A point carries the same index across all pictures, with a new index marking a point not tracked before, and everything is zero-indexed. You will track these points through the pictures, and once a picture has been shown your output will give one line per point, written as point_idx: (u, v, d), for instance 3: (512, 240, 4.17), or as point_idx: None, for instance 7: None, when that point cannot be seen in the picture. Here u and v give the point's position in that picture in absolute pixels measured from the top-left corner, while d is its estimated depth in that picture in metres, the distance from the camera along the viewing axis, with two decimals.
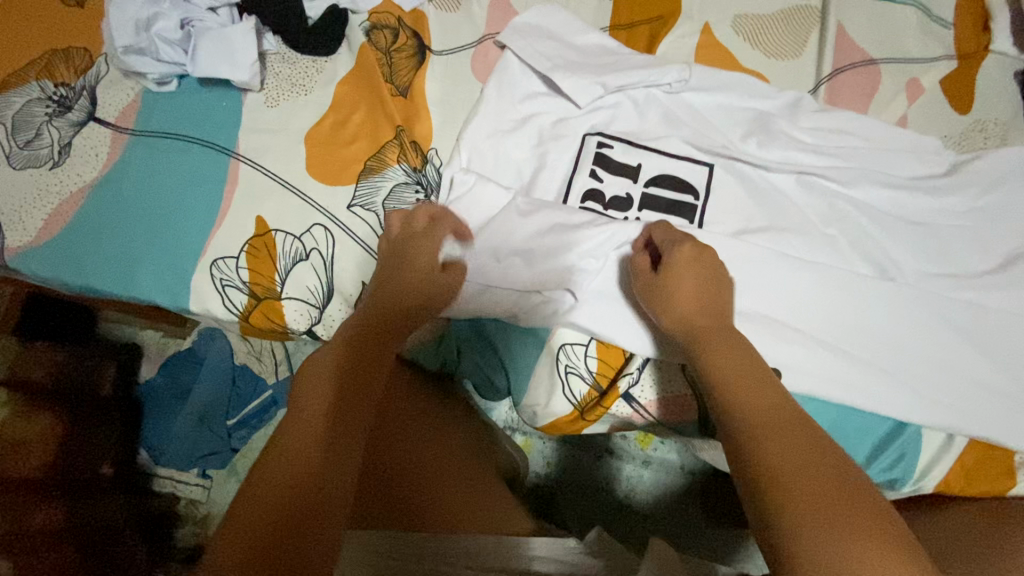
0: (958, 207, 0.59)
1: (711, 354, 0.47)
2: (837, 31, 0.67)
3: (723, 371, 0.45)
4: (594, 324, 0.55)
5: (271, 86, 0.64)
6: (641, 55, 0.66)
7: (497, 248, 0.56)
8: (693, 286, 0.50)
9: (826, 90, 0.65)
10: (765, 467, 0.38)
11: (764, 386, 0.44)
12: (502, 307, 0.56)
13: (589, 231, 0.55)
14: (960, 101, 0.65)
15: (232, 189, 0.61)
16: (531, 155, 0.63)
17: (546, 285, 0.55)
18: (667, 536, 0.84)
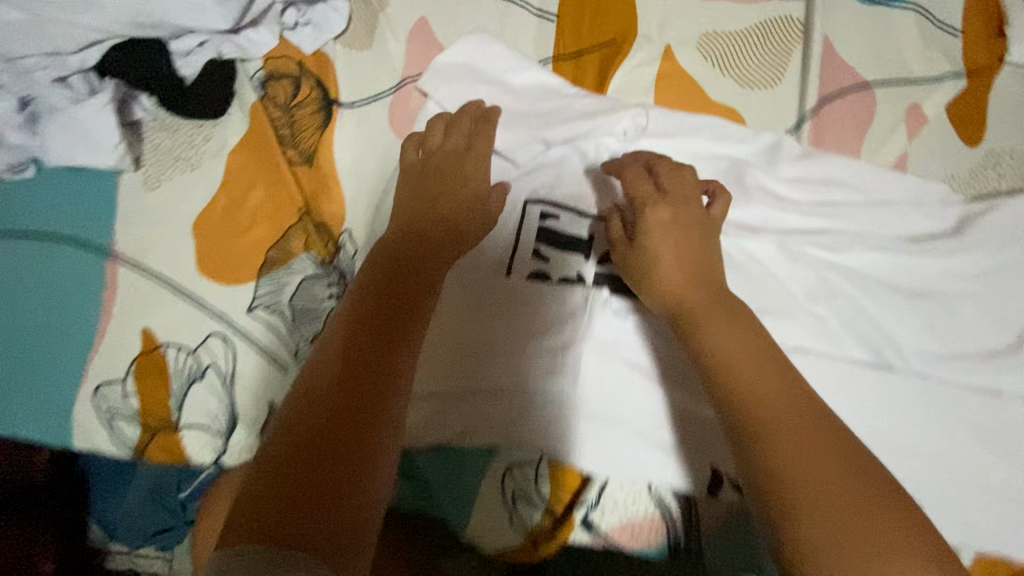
0: (964, 269, 0.50)
1: (711, 337, 0.41)
2: (823, 50, 0.56)
3: (724, 349, 0.40)
4: (547, 430, 0.47)
5: (149, 163, 0.54)
6: (589, 97, 0.55)
7: (444, 355, 0.49)
8: (683, 252, 0.46)
9: (810, 125, 0.55)
10: (776, 472, 0.34)
11: (771, 376, 0.39)
12: (451, 427, 0.47)
13: (544, 328, 0.49)
14: (969, 130, 0.55)
15: (112, 297, 0.51)
16: None
17: (505, 407, 0.47)
18: None
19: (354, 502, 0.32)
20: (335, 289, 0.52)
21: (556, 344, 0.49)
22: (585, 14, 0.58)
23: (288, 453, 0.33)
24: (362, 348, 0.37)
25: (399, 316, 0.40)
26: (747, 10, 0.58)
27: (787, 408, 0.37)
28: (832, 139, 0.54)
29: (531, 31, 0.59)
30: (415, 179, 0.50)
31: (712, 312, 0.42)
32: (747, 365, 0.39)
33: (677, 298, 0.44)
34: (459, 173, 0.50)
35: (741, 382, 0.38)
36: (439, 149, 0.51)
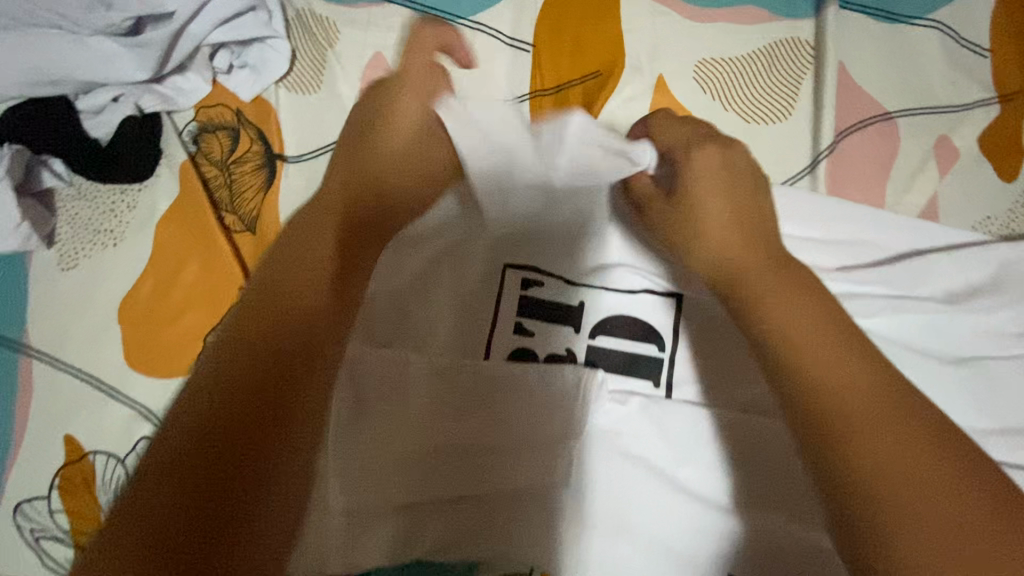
0: (1011, 329, 0.44)
1: (770, 305, 0.35)
2: (836, 77, 0.49)
3: (789, 319, 0.34)
4: (540, 544, 0.40)
5: (64, 238, 0.46)
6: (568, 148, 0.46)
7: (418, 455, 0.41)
8: (728, 208, 0.40)
9: (827, 165, 0.48)
10: (866, 469, 0.29)
11: (838, 343, 0.33)
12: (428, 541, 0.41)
13: (535, 413, 0.42)
14: (1005, 164, 0.48)
15: (26, 403, 0.44)
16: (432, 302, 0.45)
17: (491, 514, 0.41)
18: None
19: (265, 510, 0.26)
20: None
21: (549, 434, 0.42)
22: (563, 43, 0.51)
23: (184, 438, 0.26)
24: (270, 344, 0.30)
25: (329, 293, 0.34)
26: (747, 33, 0.51)
27: (871, 393, 0.31)
28: (851, 179, 0.47)
29: (504, 66, 0.51)
30: (354, 152, 0.44)
31: (774, 282, 0.36)
32: (808, 335, 0.33)
33: (731, 274, 0.38)
34: (411, 141, 0.45)
35: (815, 364, 0.32)
36: (388, 115, 0.45)
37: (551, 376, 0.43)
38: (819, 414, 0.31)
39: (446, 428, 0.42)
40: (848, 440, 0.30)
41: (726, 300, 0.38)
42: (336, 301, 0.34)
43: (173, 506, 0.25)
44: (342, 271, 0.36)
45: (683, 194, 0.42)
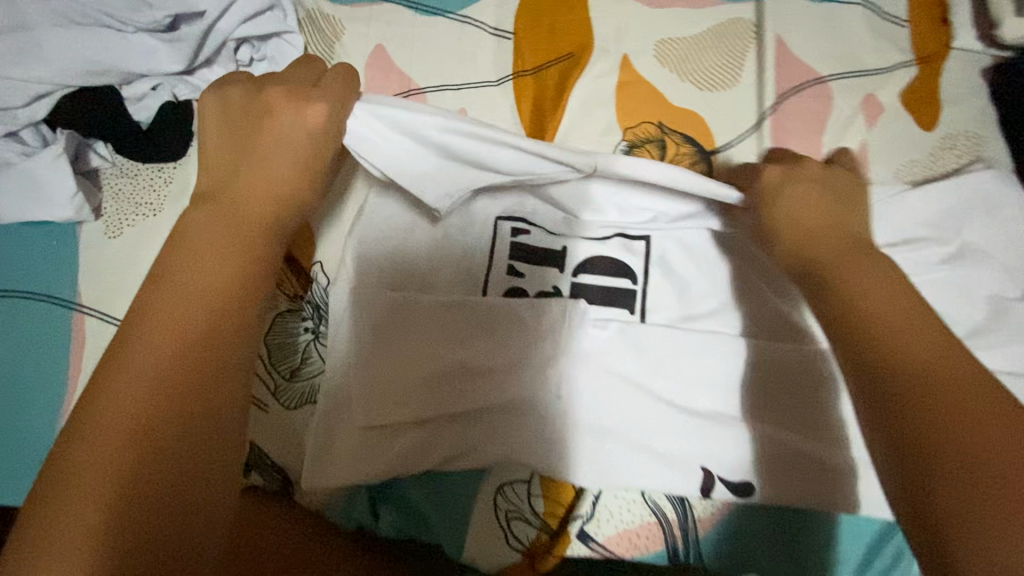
0: (936, 255, 0.51)
1: (848, 277, 0.39)
2: (775, 49, 0.57)
3: (868, 289, 0.38)
4: (538, 447, 0.47)
5: (111, 210, 0.53)
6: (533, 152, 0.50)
7: (426, 384, 0.47)
8: (809, 208, 0.45)
9: (771, 122, 0.55)
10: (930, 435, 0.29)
11: (911, 321, 0.35)
12: (437, 454, 0.47)
13: (526, 338, 0.48)
14: (924, 115, 0.56)
15: (80, 353, 0.50)
16: (434, 254, 0.51)
17: (493, 428, 0.47)
18: None
19: (189, 492, 0.30)
20: (312, 323, 0.52)
21: (542, 358, 0.48)
22: (540, 30, 0.59)
23: (96, 445, 0.29)
24: (185, 344, 0.33)
25: (227, 289, 0.36)
26: (697, 15, 0.59)
27: (945, 367, 0.31)
28: (794, 134, 0.55)
29: (490, 50, 0.59)
30: (242, 140, 0.44)
31: (853, 263, 0.40)
32: (896, 321, 0.35)
33: (806, 261, 0.42)
34: (264, 117, 0.44)
35: (887, 343, 0.34)
36: (265, 92, 0.45)
37: (538, 308, 0.49)
38: (889, 409, 0.31)
39: (452, 360, 0.48)
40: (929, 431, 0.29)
41: (810, 288, 0.41)
42: (235, 294, 0.36)
43: (78, 516, 0.27)
44: (237, 263, 0.37)
45: (767, 200, 0.46)
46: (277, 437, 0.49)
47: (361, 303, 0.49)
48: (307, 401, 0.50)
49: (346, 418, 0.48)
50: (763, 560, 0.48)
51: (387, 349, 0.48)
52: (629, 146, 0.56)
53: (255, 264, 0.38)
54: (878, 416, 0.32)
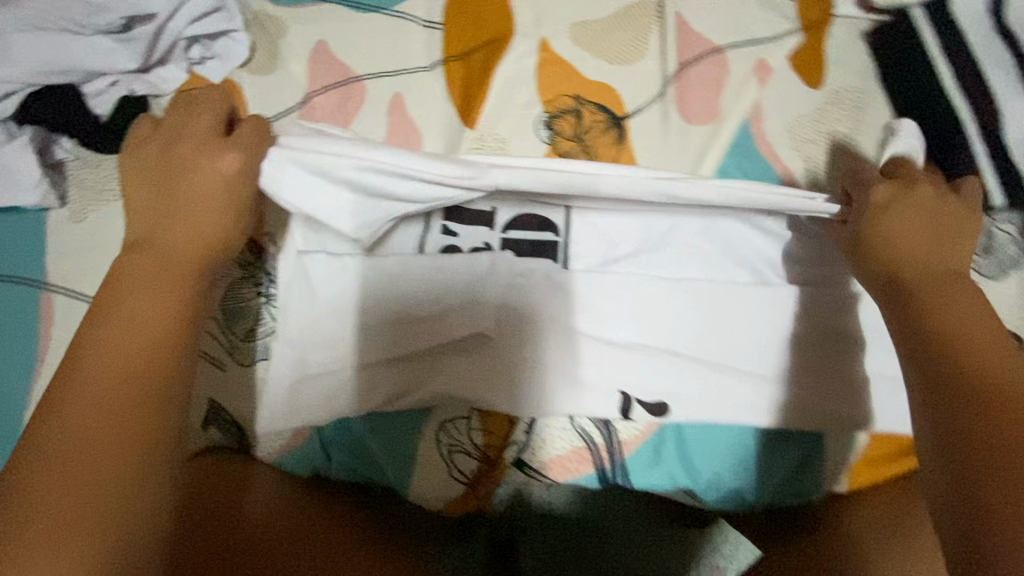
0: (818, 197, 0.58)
1: (936, 305, 0.42)
2: (675, 25, 0.63)
3: (951, 321, 0.41)
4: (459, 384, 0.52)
5: (74, 198, 0.58)
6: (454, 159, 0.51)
7: (363, 336, 0.52)
8: (914, 236, 0.46)
9: (674, 89, 0.61)
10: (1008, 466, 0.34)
11: (1010, 361, 0.39)
12: (374, 398, 0.52)
13: (454, 287, 0.52)
14: (812, 75, 0.62)
15: (50, 327, 0.55)
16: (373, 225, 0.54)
17: (431, 370, 0.52)
18: None
19: (104, 507, 0.34)
20: (263, 286, 0.55)
21: (472, 306, 0.52)
22: (465, 21, 0.65)
23: (48, 454, 0.35)
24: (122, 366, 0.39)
25: (150, 332, 0.41)
26: (606, 0, 0.65)
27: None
28: (696, 99, 0.61)
29: (421, 40, 0.65)
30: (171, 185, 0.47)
31: (934, 287, 0.43)
32: (993, 355, 0.39)
33: (893, 279, 0.45)
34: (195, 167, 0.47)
35: (979, 364, 0.38)
36: (180, 136, 0.49)
37: (466, 262, 0.53)
38: (962, 410, 0.37)
39: (387, 314, 0.52)
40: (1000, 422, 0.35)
41: (902, 299, 0.44)
42: (159, 342, 0.40)
43: (34, 514, 0.33)
44: (159, 319, 0.42)
45: (875, 216, 0.47)
46: (233, 393, 0.54)
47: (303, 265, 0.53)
48: (258, 358, 0.55)
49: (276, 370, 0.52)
50: (682, 474, 0.52)
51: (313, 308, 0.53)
52: (549, 117, 0.62)
53: (177, 309, 0.42)
54: (955, 440, 0.36)
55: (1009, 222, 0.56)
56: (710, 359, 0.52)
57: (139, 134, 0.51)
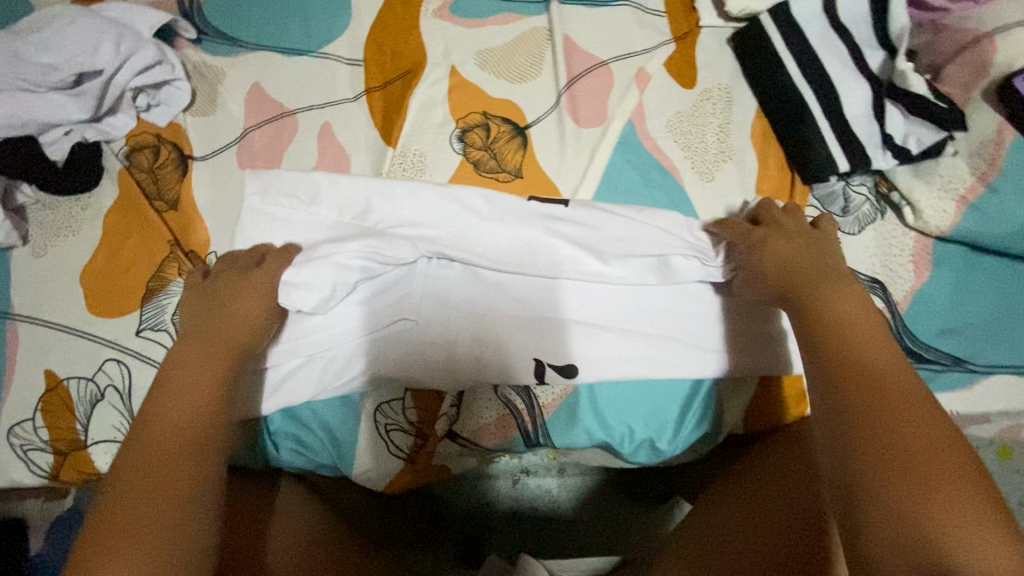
0: (698, 179, 0.66)
1: (824, 300, 0.50)
2: (565, 45, 0.73)
3: (832, 314, 0.49)
4: (389, 372, 0.58)
5: (36, 236, 0.64)
6: (400, 210, 0.60)
7: (299, 332, 0.57)
8: (793, 256, 0.54)
9: (566, 98, 0.70)
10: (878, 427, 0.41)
11: (871, 337, 0.47)
12: (309, 388, 0.57)
13: (378, 279, 0.59)
14: (685, 77, 0.72)
15: (13, 352, 0.60)
16: (300, 236, 0.59)
17: (363, 359, 0.58)
18: (593, 518, 0.96)
19: (162, 528, 0.40)
20: None
21: (395, 297, 0.59)
22: (384, 57, 0.75)
23: (124, 487, 0.42)
24: (178, 413, 0.47)
25: (209, 385, 0.49)
26: (504, 29, 0.75)
27: (889, 372, 0.44)
28: (586, 105, 0.70)
29: (345, 75, 0.74)
30: (214, 286, 0.55)
31: (824, 285, 0.51)
32: (852, 332, 0.47)
33: (777, 283, 0.53)
34: (237, 274, 0.56)
35: (844, 345, 0.47)
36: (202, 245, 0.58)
37: (384, 259, 0.58)
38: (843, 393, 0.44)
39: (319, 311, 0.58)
40: (876, 422, 0.42)
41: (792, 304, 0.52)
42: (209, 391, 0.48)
43: (122, 533, 0.40)
44: (206, 387, 0.48)
45: (757, 245, 0.56)
46: None
47: None
48: None
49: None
50: (600, 431, 0.58)
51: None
52: (461, 131, 0.70)
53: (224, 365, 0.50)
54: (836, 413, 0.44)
55: (862, 184, 0.65)
56: (605, 323, 0.59)
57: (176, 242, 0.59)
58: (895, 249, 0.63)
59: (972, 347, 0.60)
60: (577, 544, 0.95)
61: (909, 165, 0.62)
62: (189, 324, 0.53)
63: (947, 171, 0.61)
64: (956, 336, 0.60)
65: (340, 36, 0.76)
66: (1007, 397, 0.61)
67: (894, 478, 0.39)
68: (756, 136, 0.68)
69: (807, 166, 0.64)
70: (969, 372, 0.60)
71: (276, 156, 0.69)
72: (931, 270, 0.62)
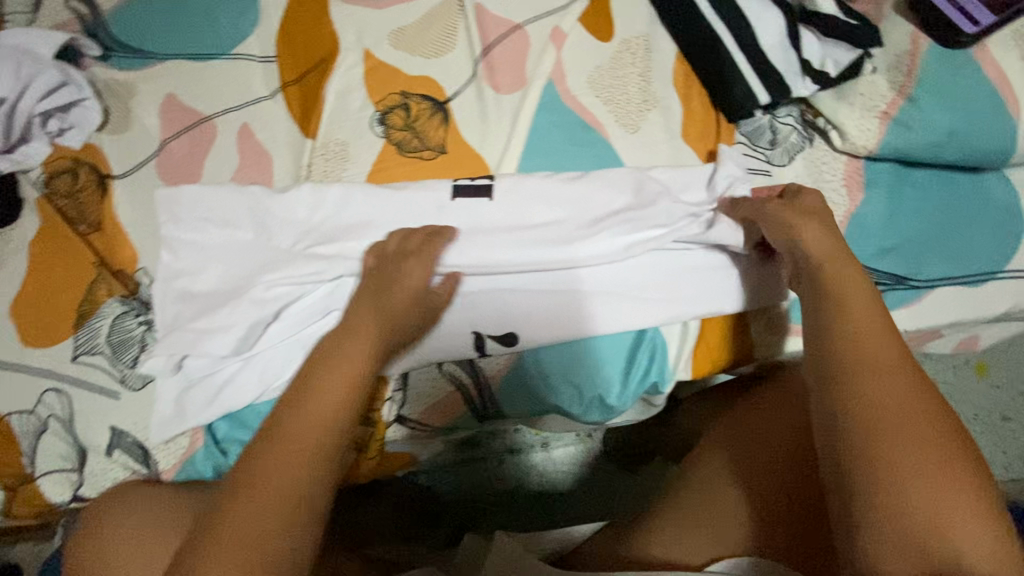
0: (625, 132, 0.65)
1: (836, 283, 0.51)
2: (477, 13, 0.71)
3: (845, 294, 0.50)
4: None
5: None
6: (335, 209, 0.62)
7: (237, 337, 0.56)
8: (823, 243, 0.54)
9: (483, 68, 0.69)
10: (881, 421, 0.42)
11: (878, 321, 0.47)
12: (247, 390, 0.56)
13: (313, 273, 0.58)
14: (601, 31, 0.70)
15: None
16: (235, 243, 0.60)
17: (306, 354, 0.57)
18: (585, 487, 0.96)
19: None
20: (142, 315, 0.60)
21: (329, 290, 0.58)
22: (296, 49, 0.73)
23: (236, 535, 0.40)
24: (304, 460, 0.43)
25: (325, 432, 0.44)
26: (414, 6, 0.73)
27: (896, 360, 0.45)
28: (504, 72, 0.68)
29: (260, 73, 0.72)
30: (351, 314, 0.52)
31: (837, 267, 0.52)
32: (863, 316, 0.48)
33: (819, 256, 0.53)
34: (397, 275, 0.54)
35: (850, 330, 0.47)
36: (401, 257, 0.56)
37: (320, 252, 0.59)
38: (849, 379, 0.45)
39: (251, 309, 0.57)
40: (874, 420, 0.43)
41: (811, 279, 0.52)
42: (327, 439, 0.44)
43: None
44: (353, 419, 0.46)
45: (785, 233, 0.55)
46: (132, 418, 0.57)
47: (184, 295, 0.59)
48: (147, 382, 0.58)
49: (164, 389, 0.56)
50: (547, 394, 0.59)
51: (187, 325, 0.56)
52: (381, 114, 0.69)
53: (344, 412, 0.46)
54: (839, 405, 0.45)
55: (789, 115, 0.64)
56: (543, 287, 0.58)
57: (376, 245, 0.58)
58: (827, 175, 0.62)
59: (914, 263, 0.59)
60: (566, 516, 0.94)
61: (831, 88, 0.61)
62: (315, 346, 0.50)
63: (867, 90, 0.60)
64: (895, 255, 0.59)
65: (250, 34, 0.75)
66: (954, 309, 0.60)
67: (910, 463, 0.41)
68: (678, 80, 0.67)
69: (729, 102, 0.63)
70: (912, 289, 0.59)
71: (196, 165, 0.67)
72: (865, 191, 0.61)
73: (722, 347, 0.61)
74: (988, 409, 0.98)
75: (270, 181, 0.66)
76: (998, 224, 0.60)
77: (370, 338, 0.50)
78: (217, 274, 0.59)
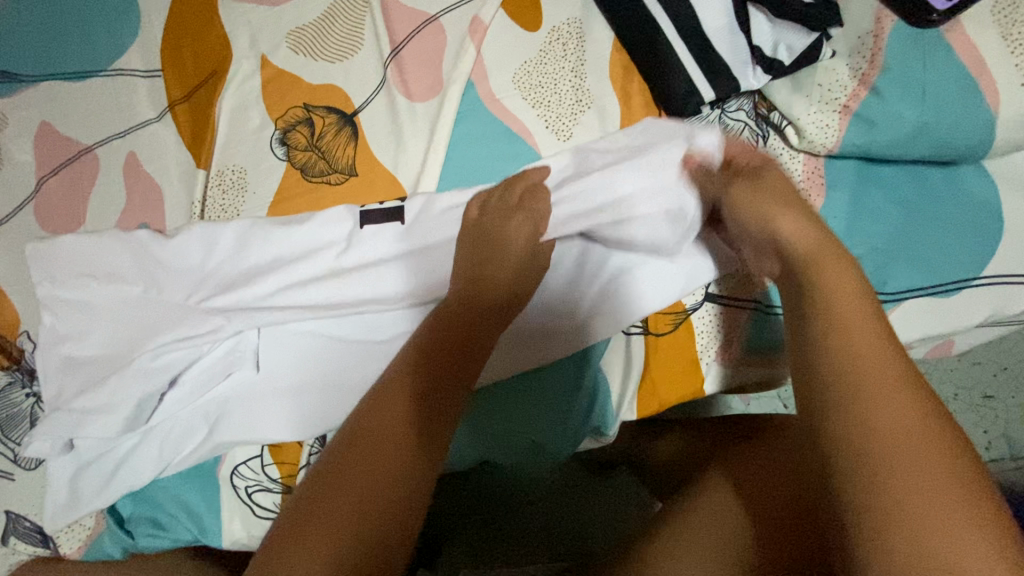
0: (556, 140, 0.58)
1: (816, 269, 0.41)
2: (385, 7, 0.62)
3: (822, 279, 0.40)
4: (235, 437, 0.52)
5: None
6: (232, 252, 0.54)
7: (134, 407, 0.51)
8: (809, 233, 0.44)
9: (393, 73, 0.60)
10: (862, 431, 0.33)
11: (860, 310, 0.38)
12: (150, 464, 0.52)
13: (216, 330, 0.53)
14: (527, 18, 0.60)
15: None
16: (119, 300, 0.53)
17: (216, 418, 0.53)
18: (565, 510, 0.83)
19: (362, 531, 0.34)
20: (30, 386, 0.55)
21: (236, 347, 0.53)
22: (184, 60, 0.64)
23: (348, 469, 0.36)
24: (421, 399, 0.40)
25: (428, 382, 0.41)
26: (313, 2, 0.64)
27: (878, 353, 0.36)
28: (418, 77, 0.60)
29: (143, 91, 0.63)
30: (468, 282, 0.49)
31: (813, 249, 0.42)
32: (844, 303, 0.39)
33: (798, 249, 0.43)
34: (506, 229, 0.51)
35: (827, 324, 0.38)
36: (513, 207, 0.52)
37: (220, 305, 0.53)
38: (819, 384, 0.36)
39: (146, 378, 0.51)
40: (853, 436, 0.33)
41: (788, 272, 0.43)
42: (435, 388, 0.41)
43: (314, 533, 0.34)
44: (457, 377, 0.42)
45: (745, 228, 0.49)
46: (26, 502, 0.53)
47: (67, 364, 0.52)
48: (41, 462, 0.53)
49: (55, 471, 0.51)
50: (482, 448, 0.55)
51: (67, 406, 0.51)
52: (281, 132, 0.60)
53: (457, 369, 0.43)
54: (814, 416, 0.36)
55: (739, 109, 0.56)
56: None
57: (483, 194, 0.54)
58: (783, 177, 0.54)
59: (881, 273, 0.53)
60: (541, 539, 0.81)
61: (786, 76, 0.53)
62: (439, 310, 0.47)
63: (825, 79, 0.52)
64: (860, 265, 0.53)
65: (130, 44, 0.65)
66: (920, 321, 0.55)
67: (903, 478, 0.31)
68: (616, 74, 0.59)
69: (671, 100, 0.55)
70: (878, 303, 0.54)
71: (77, 209, 0.60)
72: (826, 194, 0.53)
73: (691, 380, 0.56)
74: (971, 387, 0.94)
75: (163, 222, 0.59)
76: (974, 223, 0.53)
77: (483, 318, 0.47)
78: (102, 336, 0.53)
